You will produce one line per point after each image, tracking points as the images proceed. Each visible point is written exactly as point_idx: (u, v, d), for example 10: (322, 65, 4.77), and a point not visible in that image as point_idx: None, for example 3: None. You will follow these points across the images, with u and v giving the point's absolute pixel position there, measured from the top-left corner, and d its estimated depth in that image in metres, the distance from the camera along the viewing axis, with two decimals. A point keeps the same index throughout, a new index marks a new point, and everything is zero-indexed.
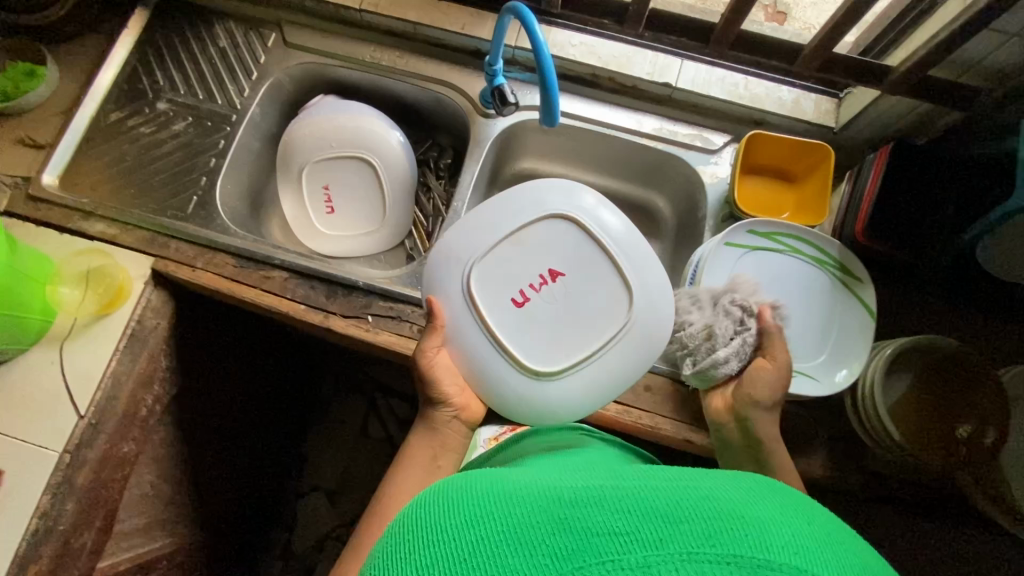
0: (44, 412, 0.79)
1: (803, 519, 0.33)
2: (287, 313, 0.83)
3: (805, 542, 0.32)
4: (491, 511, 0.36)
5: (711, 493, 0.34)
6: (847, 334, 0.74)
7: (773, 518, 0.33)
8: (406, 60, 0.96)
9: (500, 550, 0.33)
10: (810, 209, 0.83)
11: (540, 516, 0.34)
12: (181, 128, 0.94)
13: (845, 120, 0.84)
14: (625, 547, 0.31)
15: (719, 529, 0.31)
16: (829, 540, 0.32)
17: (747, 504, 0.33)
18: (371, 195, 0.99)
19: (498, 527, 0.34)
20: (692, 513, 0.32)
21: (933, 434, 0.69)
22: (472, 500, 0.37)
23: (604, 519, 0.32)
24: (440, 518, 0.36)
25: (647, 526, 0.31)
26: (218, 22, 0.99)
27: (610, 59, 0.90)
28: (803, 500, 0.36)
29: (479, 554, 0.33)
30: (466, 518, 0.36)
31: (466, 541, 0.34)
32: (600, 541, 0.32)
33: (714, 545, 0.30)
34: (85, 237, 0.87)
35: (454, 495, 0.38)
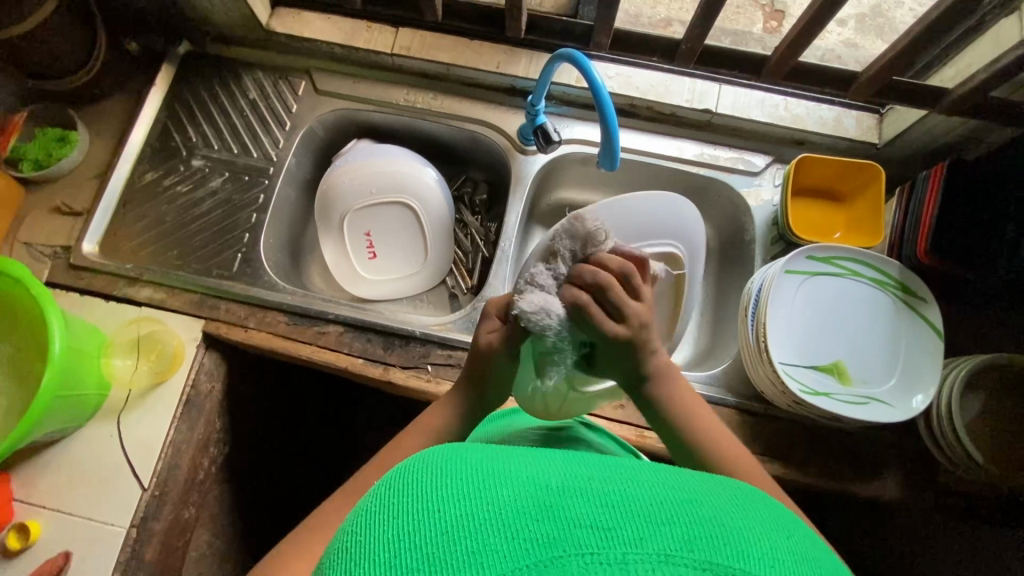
0: (107, 488, 0.78)
1: (781, 535, 0.30)
2: (345, 368, 0.82)
3: (784, 558, 0.28)
4: (476, 484, 0.31)
5: (692, 497, 0.31)
6: (917, 356, 0.74)
7: (754, 529, 0.29)
8: (440, 101, 0.95)
9: (480, 531, 0.28)
10: (864, 229, 0.83)
11: (524, 501, 0.29)
12: (218, 183, 0.93)
13: (890, 136, 0.84)
14: (606, 541, 0.27)
15: (700, 535, 0.27)
16: (808, 560, 0.30)
17: (731, 514, 0.30)
18: (412, 236, 0.98)
19: (478, 503, 0.30)
20: (672, 515, 0.28)
21: (1012, 451, 0.70)
22: (459, 471, 0.33)
23: (589, 511, 0.28)
24: (429, 487, 0.32)
25: (630, 523, 0.28)
26: (245, 73, 0.98)
27: (648, 88, 0.89)
28: (782, 518, 0.33)
29: (459, 531, 0.28)
30: (451, 489, 0.31)
31: (449, 516, 0.29)
32: (582, 532, 0.27)
33: (693, 550, 0.26)
34: (132, 304, 0.85)
35: (443, 467, 0.34)
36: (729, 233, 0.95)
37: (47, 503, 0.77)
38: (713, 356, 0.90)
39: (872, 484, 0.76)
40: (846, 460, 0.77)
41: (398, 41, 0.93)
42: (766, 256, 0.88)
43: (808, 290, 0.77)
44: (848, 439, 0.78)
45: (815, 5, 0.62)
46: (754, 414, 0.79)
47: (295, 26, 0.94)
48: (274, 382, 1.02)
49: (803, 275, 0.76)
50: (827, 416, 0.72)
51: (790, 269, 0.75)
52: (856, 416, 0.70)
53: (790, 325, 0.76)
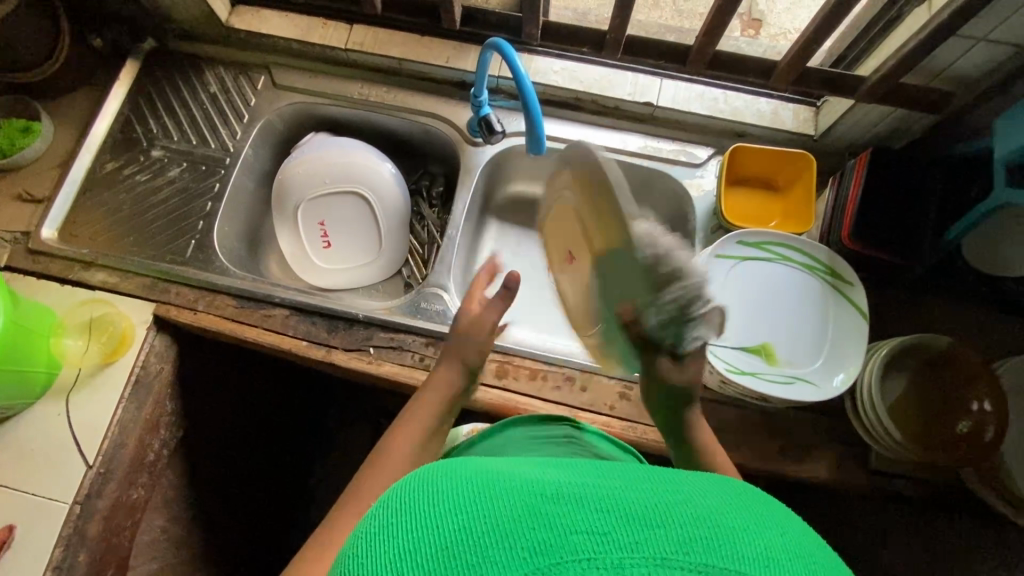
0: (53, 465, 0.79)
1: (776, 530, 0.31)
2: (289, 350, 0.84)
3: (779, 556, 0.29)
4: (474, 494, 0.31)
5: (690, 498, 0.31)
6: (844, 338, 0.75)
7: (746, 525, 0.30)
8: (393, 95, 0.98)
9: (481, 542, 0.28)
10: (796, 217, 0.85)
11: (522, 509, 0.30)
12: (176, 173, 0.96)
13: (824, 127, 0.87)
14: (602, 546, 0.28)
15: (697, 538, 0.28)
16: (805, 557, 0.30)
17: (723, 510, 0.31)
18: (367, 226, 1.00)
19: (477, 514, 0.30)
20: (667, 516, 0.29)
21: (933, 433, 0.71)
22: (457, 481, 0.33)
23: (585, 517, 0.29)
24: (425, 503, 0.32)
25: (624, 527, 0.28)
26: (207, 68, 1.01)
27: (592, 82, 0.92)
28: (774, 511, 0.33)
29: (459, 543, 0.29)
30: (448, 503, 0.31)
31: (449, 529, 0.30)
32: (578, 539, 0.28)
33: (688, 552, 0.27)
34: (85, 287, 0.88)
35: (440, 481, 0.34)
36: (675, 224, 0.97)
37: None
38: None
39: (804, 466, 0.77)
40: (777, 442, 0.78)
41: (352, 37, 0.96)
42: (706, 244, 0.90)
43: (738, 274, 0.79)
44: (781, 421, 0.79)
45: None
46: None
47: (254, 23, 0.98)
48: (232, 369, 1.04)
49: (733, 260, 0.79)
50: (754, 396, 0.73)
51: (719, 254, 0.78)
52: (780, 394, 0.71)
53: (728, 307, 0.78)
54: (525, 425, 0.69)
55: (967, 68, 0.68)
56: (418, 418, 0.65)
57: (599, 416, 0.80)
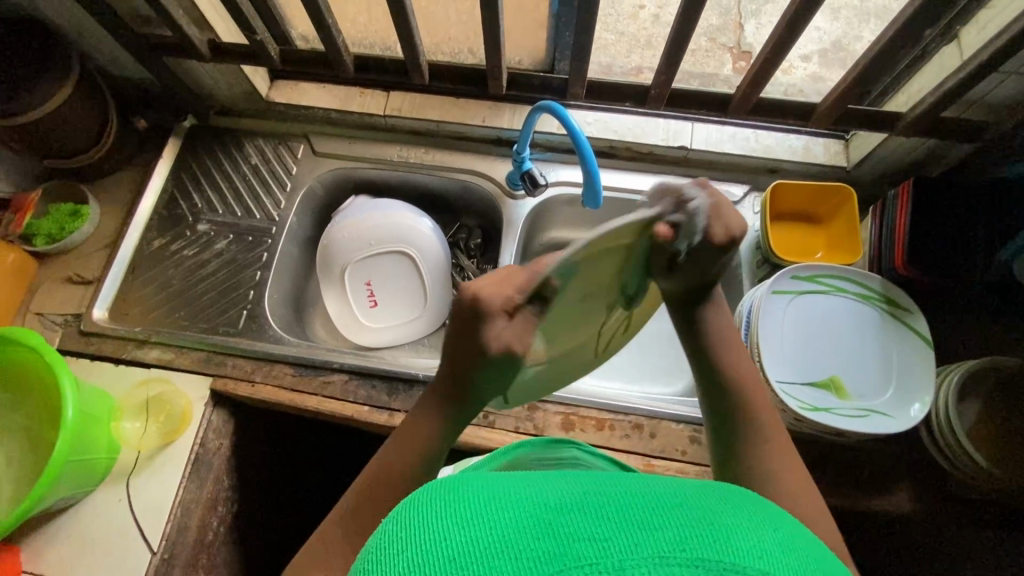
0: (117, 555, 0.77)
1: (771, 527, 0.32)
2: (350, 416, 0.83)
3: (771, 547, 0.30)
4: (475, 502, 0.32)
5: (687, 499, 0.32)
6: (909, 365, 0.76)
7: (739, 523, 0.31)
8: (431, 155, 1.01)
9: (491, 550, 0.29)
10: (843, 247, 0.86)
11: (527, 520, 0.30)
12: (223, 245, 0.97)
13: (856, 159, 0.90)
14: (604, 552, 0.28)
15: (693, 536, 0.29)
16: (799, 551, 0.30)
17: (717, 512, 0.31)
18: (411, 283, 1.01)
19: (482, 525, 0.30)
20: (665, 518, 0.30)
21: (1015, 455, 0.70)
22: (457, 489, 0.34)
23: (585, 525, 0.29)
24: (436, 513, 0.32)
25: (624, 532, 0.29)
26: (247, 141, 1.04)
27: (624, 131, 0.96)
28: (773, 514, 0.34)
29: (468, 553, 0.29)
30: (457, 513, 0.31)
31: (460, 539, 0.30)
32: (581, 546, 0.28)
33: (685, 550, 0.28)
34: (140, 366, 0.87)
35: (448, 489, 0.34)
36: None
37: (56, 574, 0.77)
38: None
39: (884, 499, 0.76)
40: (855, 477, 0.76)
41: (390, 103, 1.00)
42: (753, 280, 0.91)
43: (795, 309, 0.79)
44: (856, 454, 0.78)
45: (770, 44, 0.68)
46: None
47: (292, 95, 1.02)
48: (286, 438, 1.02)
49: (789, 295, 0.79)
50: (829, 432, 0.72)
51: (776, 290, 0.78)
52: (856, 428, 0.71)
53: (777, 345, 0.78)
54: (536, 449, 0.70)
55: (1002, 98, 0.71)
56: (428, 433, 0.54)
57: (671, 462, 0.79)
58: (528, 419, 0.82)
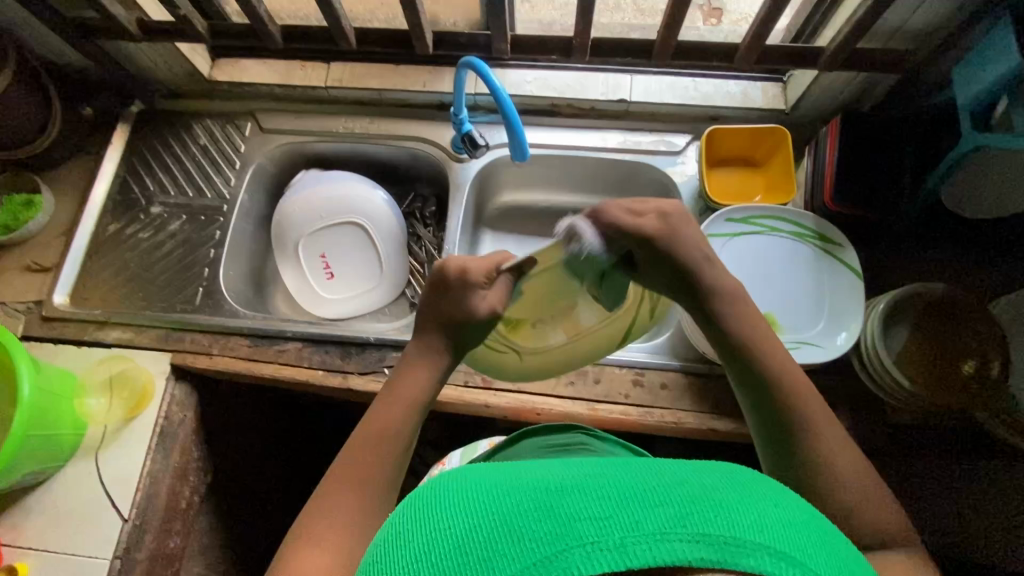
0: (89, 523, 0.81)
1: (775, 503, 0.33)
2: (306, 381, 0.85)
3: (772, 523, 0.31)
4: (487, 501, 0.34)
5: (687, 478, 0.34)
6: (841, 298, 0.77)
7: (739, 500, 0.32)
8: (376, 124, 1.02)
9: (495, 537, 0.31)
10: (779, 188, 0.87)
11: (529, 503, 0.33)
12: (176, 226, 0.99)
13: (793, 100, 0.90)
14: (605, 529, 0.30)
15: (693, 511, 0.30)
16: (798, 526, 0.32)
17: (717, 488, 0.33)
18: (366, 253, 1.03)
19: (487, 515, 0.33)
20: (666, 494, 0.32)
21: (942, 376, 0.72)
22: (474, 486, 0.37)
23: (585, 505, 0.32)
24: (452, 506, 0.35)
25: (624, 510, 0.31)
26: (195, 122, 1.05)
27: (564, 88, 0.97)
28: (770, 486, 0.36)
29: (471, 542, 0.31)
30: (474, 512, 0.34)
31: (466, 530, 0.32)
32: (582, 525, 0.30)
33: (686, 526, 0.30)
34: (103, 346, 0.90)
35: (467, 485, 0.37)
36: None
37: (34, 544, 0.81)
38: None
39: None
40: None
41: (331, 75, 1.00)
42: None
43: (731, 252, 0.81)
44: None
45: None
46: (702, 376, 0.82)
47: (235, 73, 1.03)
48: (256, 409, 1.05)
49: (725, 238, 0.81)
50: None
51: (711, 234, 0.80)
52: None
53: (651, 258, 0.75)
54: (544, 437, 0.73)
55: (920, 24, 0.71)
56: (398, 413, 0.59)
57: (615, 405, 0.81)
58: (478, 373, 0.84)
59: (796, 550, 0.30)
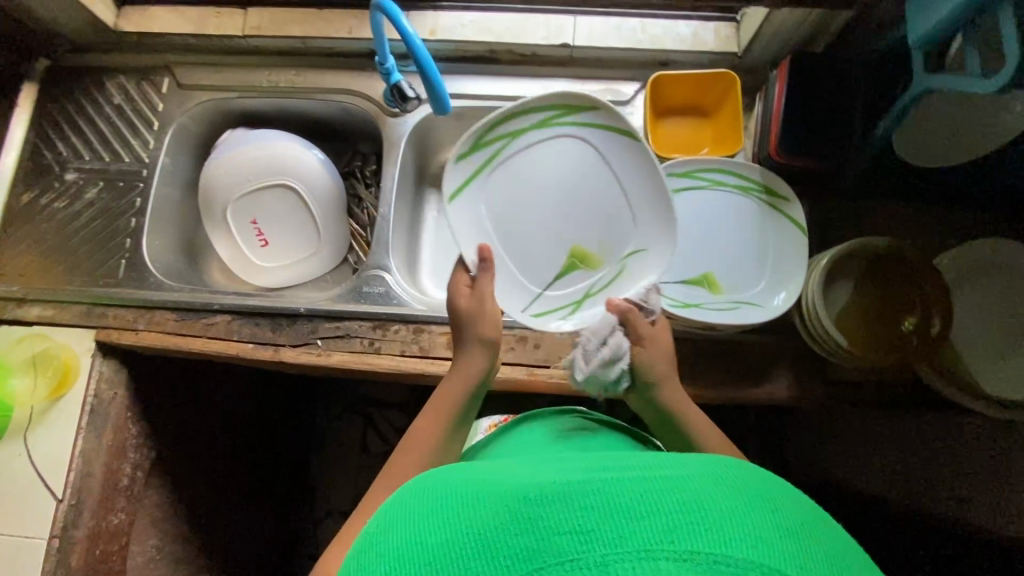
0: (23, 505, 0.80)
1: (771, 509, 0.33)
2: (237, 355, 0.82)
3: (767, 534, 0.31)
4: (473, 510, 0.35)
5: (679, 481, 0.33)
6: (783, 255, 0.74)
7: (732, 508, 0.32)
8: (303, 77, 0.94)
9: (474, 552, 0.32)
10: (729, 138, 0.82)
11: (510, 515, 0.33)
12: (94, 194, 0.92)
13: (745, 42, 0.84)
14: (586, 543, 0.30)
15: (681, 524, 0.30)
16: (792, 534, 0.32)
17: (710, 493, 0.32)
18: (300, 217, 0.97)
19: (469, 525, 0.34)
20: (653, 505, 0.31)
21: (879, 338, 0.70)
22: (460, 493, 0.37)
23: (567, 516, 0.32)
24: (437, 514, 0.36)
25: (607, 524, 0.31)
26: (107, 79, 0.97)
27: (502, 32, 0.89)
28: (766, 486, 0.35)
29: (451, 553, 0.32)
30: (458, 520, 0.34)
31: (448, 540, 0.33)
32: (564, 540, 0.31)
33: (673, 541, 0.29)
34: (23, 324, 0.86)
35: (455, 492, 0.38)
36: None
37: None
38: None
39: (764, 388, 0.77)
40: (736, 369, 0.77)
41: (248, 22, 0.92)
42: None
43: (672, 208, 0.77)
44: (739, 348, 0.78)
45: None
46: None
47: (144, 23, 0.94)
48: (202, 381, 1.03)
49: None
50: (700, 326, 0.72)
51: None
52: (721, 321, 0.70)
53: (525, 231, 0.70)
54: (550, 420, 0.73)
55: None
56: (433, 429, 0.64)
57: (555, 370, 0.79)
58: (415, 342, 0.82)
59: (789, 565, 0.30)
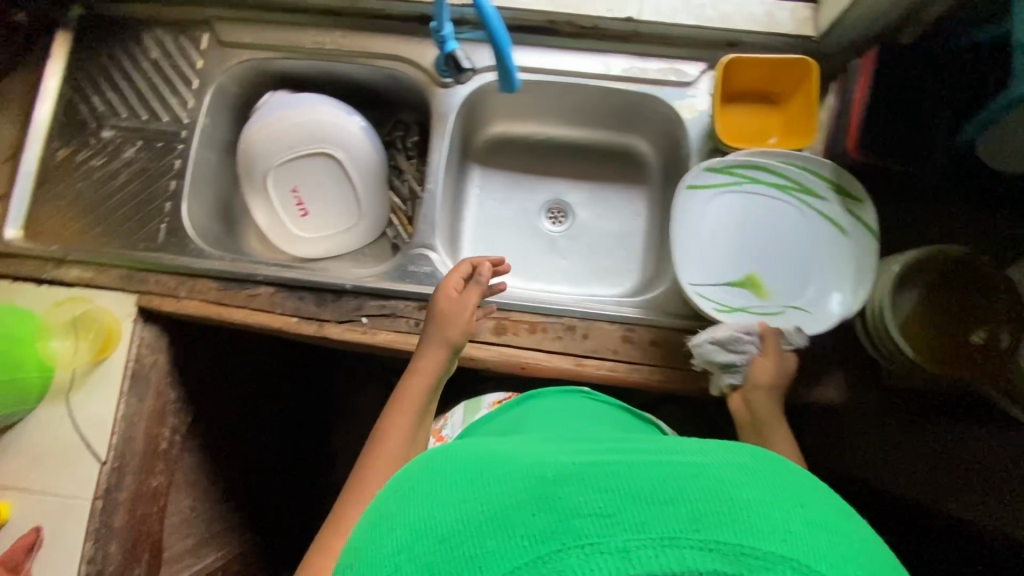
0: (67, 465, 0.80)
1: (799, 502, 0.32)
2: (280, 329, 0.81)
3: (797, 527, 0.30)
4: (480, 486, 0.34)
5: (703, 469, 0.33)
6: (846, 258, 0.74)
7: (758, 499, 0.31)
8: (349, 40, 0.90)
9: (485, 530, 0.31)
10: (798, 131, 0.79)
11: (526, 493, 0.32)
12: (132, 154, 0.90)
13: (825, 27, 0.80)
14: (606, 529, 0.30)
15: (707, 513, 0.30)
16: (820, 526, 0.31)
17: (735, 483, 0.32)
18: (342, 187, 0.94)
19: (479, 504, 0.32)
20: (676, 495, 0.31)
21: (947, 350, 0.66)
22: (466, 469, 0.36)
23: (588, 499, 0.31)
24: (443, 490, 0.34)
25: (629, 510, 0.30)
26: (144, 32, 0.92)
27: (565, 2, 0.84)
28: (791, 475, 0.35)
29: (459, 532, 0.31)
30: (465, 496, 0.33)
31: (454, 520, 0.32)
32: (582, 522, 0.30)
33: (698, 531, 0.29)
34: (62, 286, 0.85)
35: (461, 466, 0.36)
36: (669, 150, 0.93)
37: (13, 484, 0.80)
38: (658, 280, 0.91)
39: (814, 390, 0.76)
40: None
41: None
42: None
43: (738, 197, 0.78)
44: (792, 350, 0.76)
45: None
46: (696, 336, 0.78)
47: None
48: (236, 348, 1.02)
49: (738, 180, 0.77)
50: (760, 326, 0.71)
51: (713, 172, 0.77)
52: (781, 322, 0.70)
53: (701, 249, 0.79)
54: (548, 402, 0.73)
55: None
56: (406, 420, 0.69)
57: (603, 361, 0.78)
58: None
59: (820, 559, 0.30)
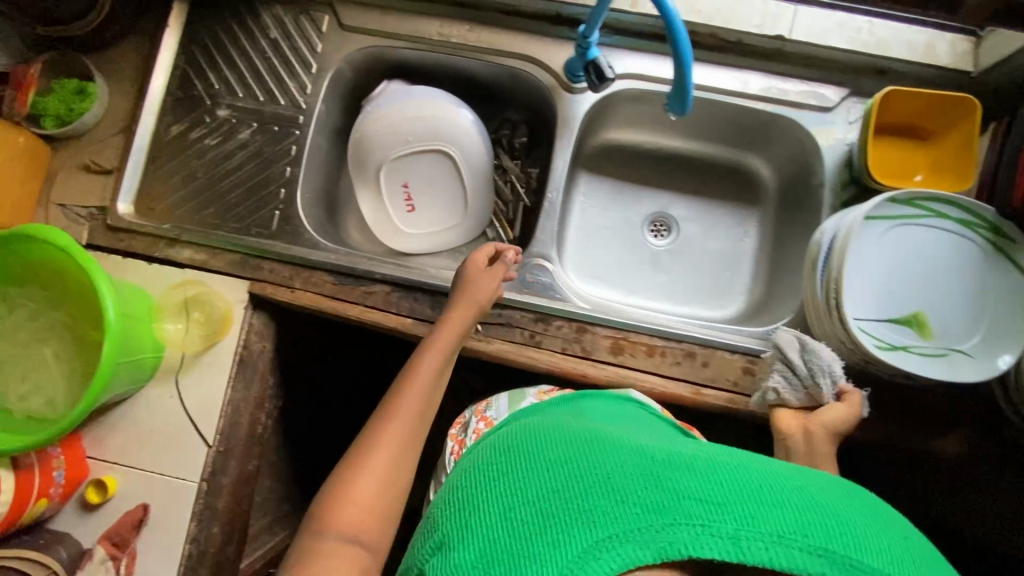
0: (175, 445, 0.81)
1: (898, 536, 0.38)
2: (395, 329, 0.80)
3: (898, 554, 0.36)
4: (595, 465, 0.41)
5: (805, 489, 0.40)
6: (999, 308, 0.70)
7: (862, 526, 0.37)
8: (477, 34, 0.87)
9: (604, 499, 0.38)
10: (950, 172, 0.76)
11: (642, 476, 0.39)
12: (247, 135, 0.88)
13: (986, 64, 0.77)
14: (716, 516, 0.36)
15: (813, 526, 0.36)
16: (919, 561, 0.37)
17: (836, 507, 0.38)
18: (450, 185, 0.92)
19: (599, 477, 0.39)
20: (780, 502, 0.37)
21: None
22: (579, 448, 0.43)
23: (697, 486, 0.38)
24: (561, 463, 0.42)
25: (738, 504, 0.37)
26: (263, 9, 0.90)
27: (714, 13, 0.81)
28: (883, 512, 0.41)
29: (583, 497, 0.38)
30: (583, 470, 0.40)
31: (578, 488, 0.39)
32: (691, 504, 0.37)
33: (807, 537, 0.36)
34: (174, 266, 0.84)
35: (571, 445, 0.44)
36: (792, 174, 0.90)
37: (120, 460, 0.81)
38: (769, 311, 0.88)
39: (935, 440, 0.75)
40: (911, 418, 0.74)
41: None
42: (833, 204, 0.82)
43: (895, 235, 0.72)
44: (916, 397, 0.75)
45: None
46: None
47: None
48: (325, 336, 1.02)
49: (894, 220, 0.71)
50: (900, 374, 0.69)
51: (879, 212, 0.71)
52: (933, 373, 0.67)
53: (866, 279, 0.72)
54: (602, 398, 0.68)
55: None
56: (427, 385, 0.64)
57: (720, 392, 0.76)
58: (577, 342, 0.79)
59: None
